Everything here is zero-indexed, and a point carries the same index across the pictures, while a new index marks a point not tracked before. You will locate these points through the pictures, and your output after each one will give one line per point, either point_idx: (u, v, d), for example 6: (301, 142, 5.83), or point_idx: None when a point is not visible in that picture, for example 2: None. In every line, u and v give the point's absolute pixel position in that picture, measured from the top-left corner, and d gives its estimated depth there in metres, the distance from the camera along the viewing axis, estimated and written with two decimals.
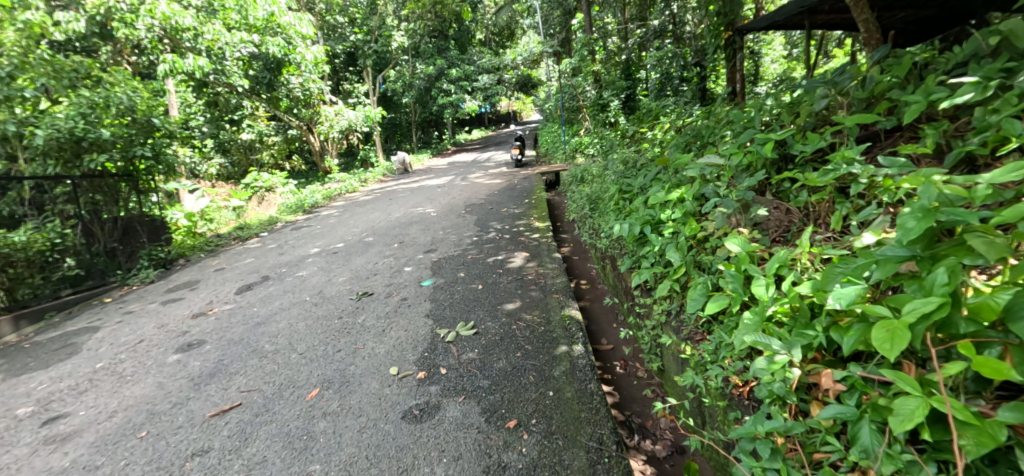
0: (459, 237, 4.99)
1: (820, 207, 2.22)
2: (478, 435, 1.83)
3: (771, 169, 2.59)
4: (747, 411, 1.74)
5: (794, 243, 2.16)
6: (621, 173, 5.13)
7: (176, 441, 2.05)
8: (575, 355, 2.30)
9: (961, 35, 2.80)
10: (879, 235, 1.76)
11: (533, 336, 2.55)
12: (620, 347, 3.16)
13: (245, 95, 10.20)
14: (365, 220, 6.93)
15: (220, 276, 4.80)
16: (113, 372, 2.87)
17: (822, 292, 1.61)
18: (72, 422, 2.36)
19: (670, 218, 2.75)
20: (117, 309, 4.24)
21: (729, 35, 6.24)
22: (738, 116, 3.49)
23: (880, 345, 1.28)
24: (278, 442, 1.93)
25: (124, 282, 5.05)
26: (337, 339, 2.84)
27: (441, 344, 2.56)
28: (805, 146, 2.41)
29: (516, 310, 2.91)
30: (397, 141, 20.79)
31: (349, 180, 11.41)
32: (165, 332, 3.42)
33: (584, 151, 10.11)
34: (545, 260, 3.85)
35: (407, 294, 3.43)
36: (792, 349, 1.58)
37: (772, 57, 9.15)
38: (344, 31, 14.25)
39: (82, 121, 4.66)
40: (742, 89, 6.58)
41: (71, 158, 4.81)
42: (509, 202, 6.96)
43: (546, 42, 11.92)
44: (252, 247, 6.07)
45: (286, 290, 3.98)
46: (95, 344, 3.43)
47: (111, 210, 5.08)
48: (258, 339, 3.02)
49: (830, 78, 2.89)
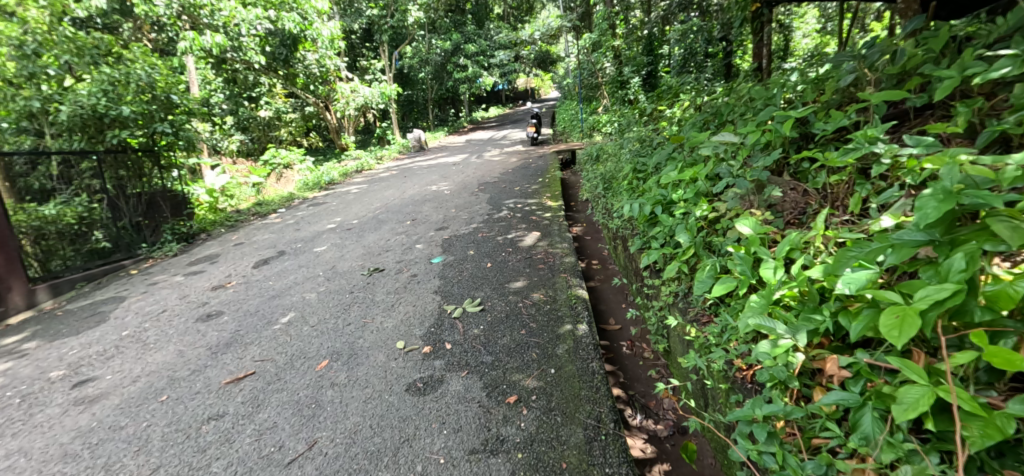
0: (471, 215, 5.01)
1: (839, 189, 2.16)
2: (478, 409, 1.86)
3: (788, 149, 2.51)
4: (748, 395, 1.73)
5: (809, 226, 2.11)
6: (637, 152, 5.04)
7: (194, 405, 2.14)
8: (579, 334, 2.31)
9: (1008, 6, 2.63)
10: (898, 218, 1.69)
11: (539, 314, 2.56)
12: (627, 327, 3.16)
13: (263, 72, 10.28)
14: (380, 197, 6.99)
15: (239, 250, 4.94)
16: (137, 340, 2.99)
17: (832, 276, 1.57)
18: (99, 386, 2.47)
19: (680, 199, 2.70)
20: (143, 280, 4.41)
21: (757, 8, 5.99)
22: (761, 92, 3.38)
23: (888, 332, 1.26)
24: (288, 410, 2.00)
25: (150, 254, 5.24)
26: (347, 313, 2.90)
27: (448, 320, 2.60)
28: (825, 124, 2.32)
29: (524, 288, 2.92)
30: (414, 118, 20.75)
31: (365, 158, 11.48)
32: (186, 303, 3.55)
33: (602, 129, 9.95)
34: (555, 239, 3.84)
35: (417, 271, 3.47)
36: (797, 333, 1.55)
37: (803, 32, 8.75)
38: (361, 7, 14.14)
39: (104, 98, 4.78)
40: (768, 65, 6.33)
41: (95, 133, 4.90)
42: (523, 181, 6.93)
43: (564, 16, 11.64)
44: (270, 223, 6.20)
45: (301, 265, 4.07)
46: (122, 313, 3.58)
47: (136, 185, 5.26)
48: (273, 312, 3.10)
49: (860, 52, 2.75)
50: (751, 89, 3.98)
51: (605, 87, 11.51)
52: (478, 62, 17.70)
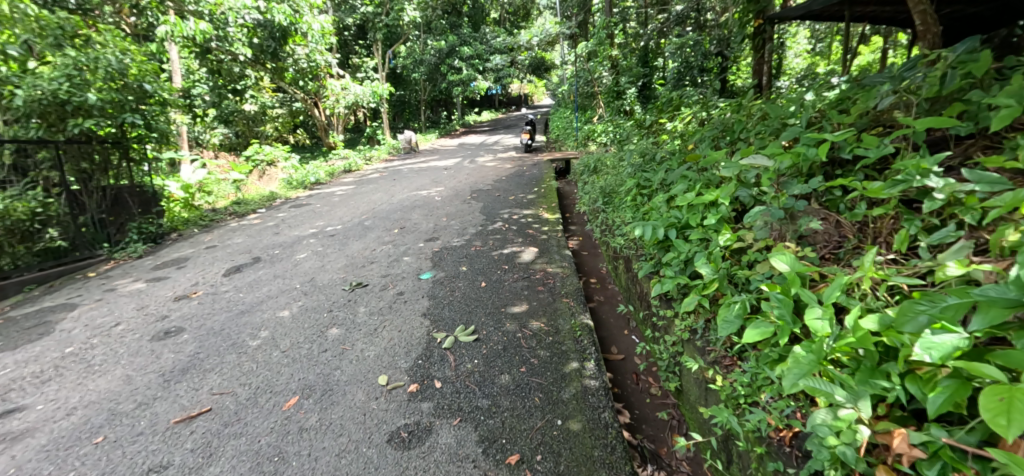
0: (463, 226, 4.72)
1: (883, 224, 1.90)
2: (473, 471, 1.58)
3: (820, 174, 2.28)
4: (790, 462, 1.50)
5: (850, 264, 1.86)
6: (639, 166, 4.81)
7: (133, 452, 1.82)
8: (587, 375, 2.04)
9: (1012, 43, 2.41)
10: (966, 267, 1.48)
11: (541, 347, 2.29)
12: (631, 358, 2.90)
13: (249, 64, 9.88)
14: (366, 200, 6.66)
15: (211, 254, 4.57)
16: (81, 360, 2.64)
17: (900, 335, 1.34)
18: (26, 419, 2.13)
19: (698, 223, 2.46)
20: (100, 285, 4.03)
21: (760, 24, 5.87)
22: (774, 110, 3.17)
23: (992, 419, 1.03)
24: (245, 463, 1.69)
25: (112, 255, 4.85)
26: (323, 336, 2.60)
27: (437, 351, 2.31)
28: (865, 149, 2.10)
29: (522, 314, 2.64)
30: (405, 119, 20.39)
31: (353, 157, 11.11)
32: (143, 316, 3.20)
33: (597, 139, 9.76)
34: (554, 257, 3.57)
35: (404, 288, 3.17)
36: (860, 401, 1.33)
37: (794, 52, 8.70)
38: (355, 3, 13.81)
39: (67, 83, 4.39)
40: (768, 82, 6.19)
41: (56, 121, 4.54)
42: (517, 190, 6.66)
43: (563, 23, 11.47)
44: (248, 224, 5.83)
45: (276, 275, 3.74)
46: (70, 324, 3.22)
47: (100, 179, 4.91)
48: (240, 332, 2.78)
49: (894, 72, 2.56)
50: (763, 106, 3.78)
51: (601, 97, 11.36)
52: (473, 65, 17.45)
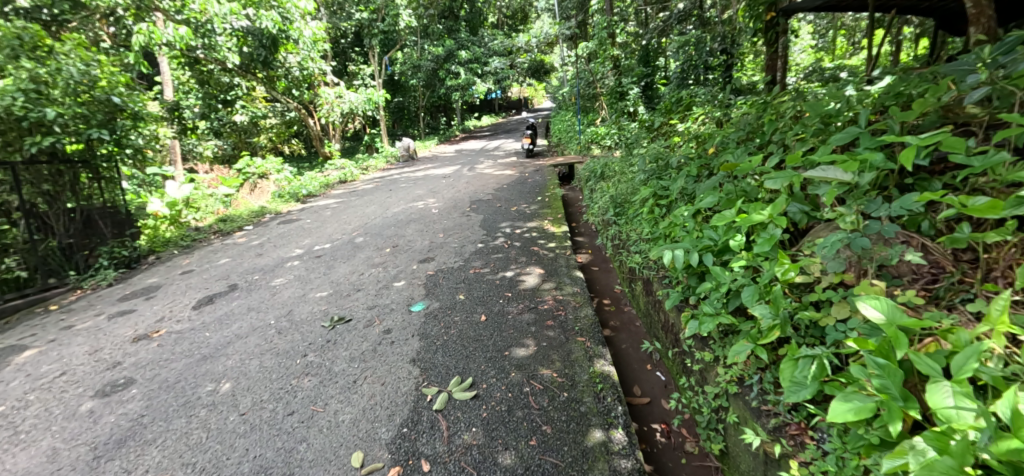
0: (461, 243, 4.29)
1: (1000, 253, 1.43)
2: None
3: (896, 186, 1.83)
4: None
5: (958, 309, 1.41)
6: (653, 172, 4.36)
7: None
8: (614, 452, 1.61)
9: None
10: None
11: (555, 408, 1.86)
12: (659, 404, 2.46)
13: (238, 73, 9.54)
14: (359, 214, 6.25)
15: (185, 282, 4.16)
16: (8, 426, 2.26)
17: None
18: None
19: (741, 247, 2.03)
20: (58, 321, 3.62)
21: (773, 16, 5.44)
22: (813, 108, 2.74)
23: None
24: None
25: (79, 284, 4.47)
26: (291, 391, 2.17)
27: (427, 416, 1.88)
28: (960, 155, 1.63)
29: (529, 360, 2.21)
30: (404, 125, 20.03)
31: (349, 167, 10.73)
32: (94, 363, 2.79)
33: (602, 142, 9.34)
34: (564, 281, 3.13)
35: (391, 324, 2.74)
36: None
37: (801, 46, 8.32)
38: (349, 9, 13.47)
39: (23, 98, 4.02)
40: (782, 78, 5.76)
41: (13, 140, 4.18)
42: (519, 199, 6.22)
43: (562, 22, 11.06)
44: (231, 243, 5.39)
45: (251, 308, 3.32)
46: (11, 374, 2.82)
47: (66, 200, 4.52)
48: (195, 385, 2.36)
49: (972, 59, 2.12)
50: (795, 102, 3.34)
51: (604, 99, 11.00)
52: (471, 69, 17.06)
